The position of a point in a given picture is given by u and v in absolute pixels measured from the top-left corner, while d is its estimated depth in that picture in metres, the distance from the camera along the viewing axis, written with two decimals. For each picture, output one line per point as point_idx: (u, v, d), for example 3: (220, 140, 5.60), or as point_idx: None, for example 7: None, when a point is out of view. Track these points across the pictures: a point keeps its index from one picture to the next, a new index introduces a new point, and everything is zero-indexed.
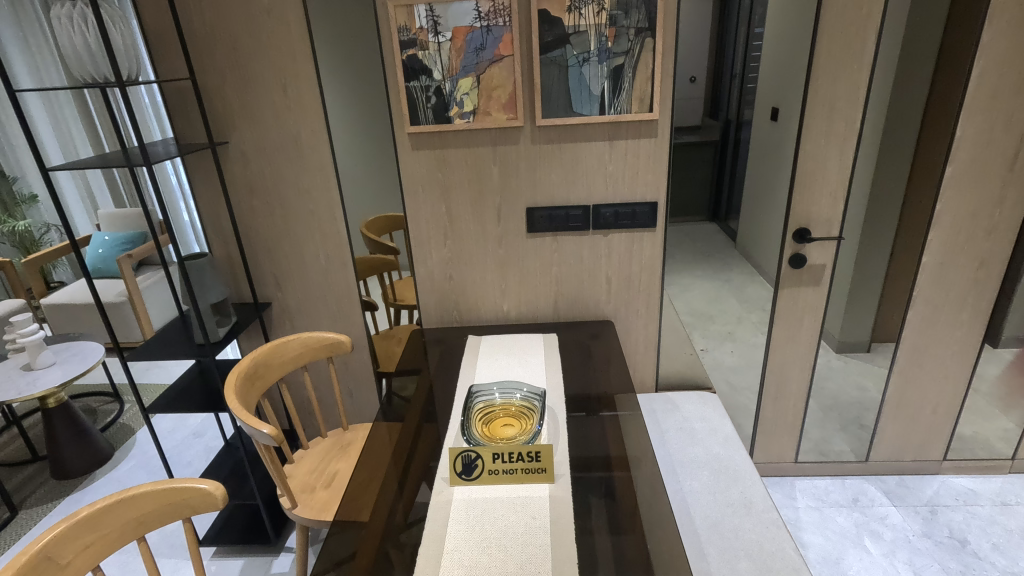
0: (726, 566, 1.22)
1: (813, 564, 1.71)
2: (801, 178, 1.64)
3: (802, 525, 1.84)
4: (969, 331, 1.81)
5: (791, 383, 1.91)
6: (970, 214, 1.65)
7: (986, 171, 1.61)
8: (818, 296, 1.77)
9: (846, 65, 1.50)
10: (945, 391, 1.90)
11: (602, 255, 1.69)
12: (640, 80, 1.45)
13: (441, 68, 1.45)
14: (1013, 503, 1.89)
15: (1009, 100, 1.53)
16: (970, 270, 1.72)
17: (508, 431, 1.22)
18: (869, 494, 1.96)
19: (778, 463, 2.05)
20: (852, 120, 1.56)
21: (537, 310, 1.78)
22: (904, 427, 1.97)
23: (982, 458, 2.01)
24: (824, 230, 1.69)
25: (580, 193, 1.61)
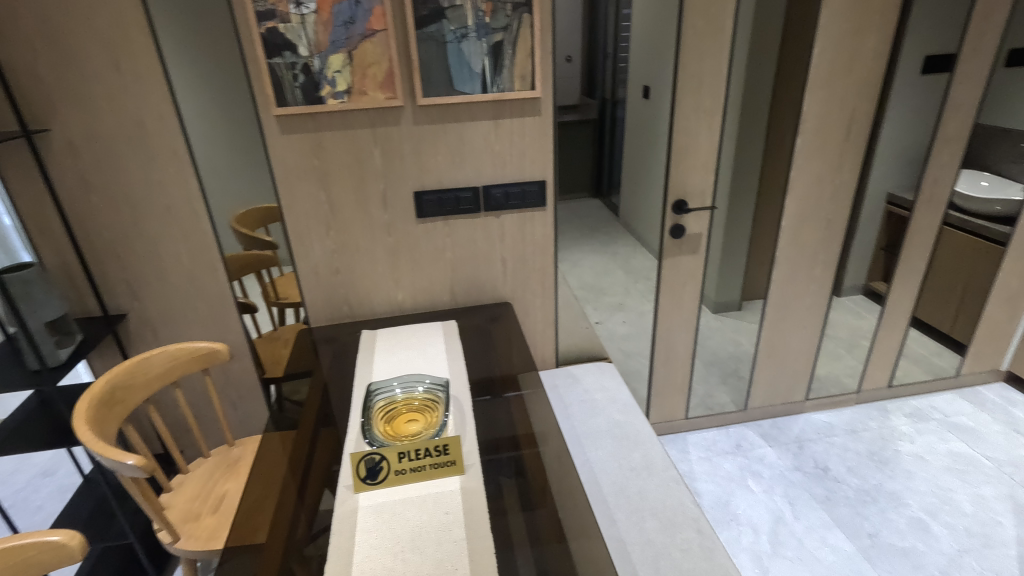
0: (635, 527, 1.26)
1: (707, 510, 1.85)
2: (676, 153, 1.73)
3: (696, 475, 1.99)
4: (821, 284, 2.03)
5: (678, 347, 2.04)
6: (817, 180, 1.85)
7: (828, 141, 1.80)
8: (697, 263, 1.89)
9: (708, 44, 1.59)
10: (805, 339, 2.13)
11: (494, 237, 1.67)
12: (520, 56, 1.43)
13: (307, 43, 1.32)
14: (861, 429, 2.19)
15: (842, 77, 1.71)
16: (820, 230, 1.93)
17: (412, 427, 1.16)
18: (749, 439, 2.17)
19: (671, 421, 2.19)
20: (717, 97, 1.66)
21: (432, 298, 1.73)
22: (774, 375, 2.19)
23: (834, 393, 2.31)
24: (699, 201, 1.80)
25: (469, 174, 1.57)
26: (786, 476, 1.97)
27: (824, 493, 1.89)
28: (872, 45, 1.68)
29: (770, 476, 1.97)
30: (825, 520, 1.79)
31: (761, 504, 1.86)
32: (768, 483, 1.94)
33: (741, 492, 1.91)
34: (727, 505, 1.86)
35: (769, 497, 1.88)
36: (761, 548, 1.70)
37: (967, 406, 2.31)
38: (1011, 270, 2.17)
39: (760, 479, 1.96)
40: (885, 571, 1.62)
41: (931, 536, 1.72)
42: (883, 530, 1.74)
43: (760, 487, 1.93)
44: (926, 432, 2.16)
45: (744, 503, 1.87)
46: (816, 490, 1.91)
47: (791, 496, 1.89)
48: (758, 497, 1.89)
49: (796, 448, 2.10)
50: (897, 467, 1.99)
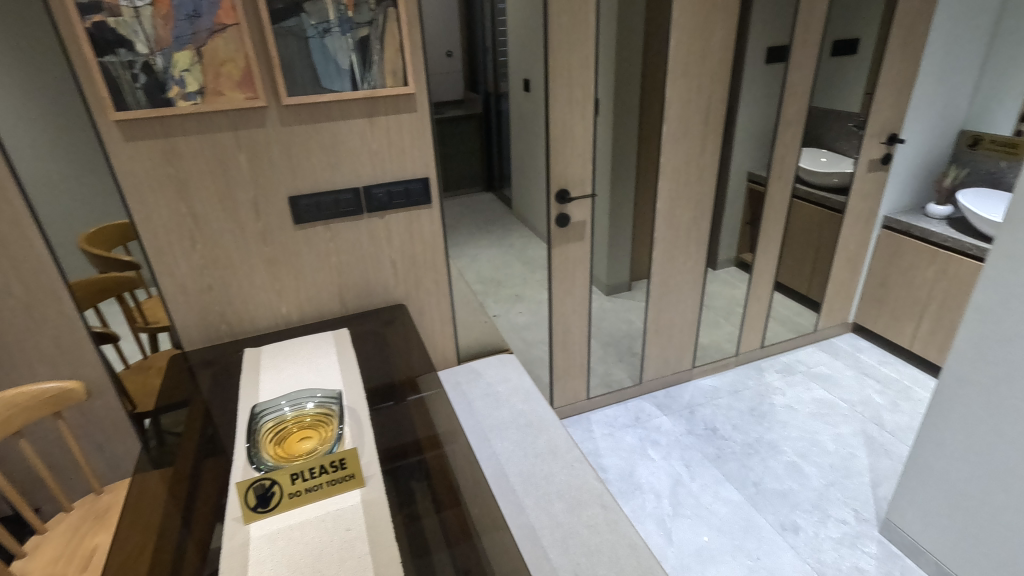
0: (543, 512, 1.28)
1: (612, 483, 1.94)
2: (554, 144, 1.77)
3: (601, 452, 2.08)
4: (696, 260, 2.20)
5: (574, 331, 2.11)
6: (684, 163, 1.99)
7: (690, 127, 1.94)
8: (584, 248, 1.97)
9: (575, 38, 1.65)
10: (688, 312, 2.30)
11: (381, 239, 1.62)
12: (389, 52, 1.39)
13: (145, 39, 1.19)
14: (741, 389, 2.41)
15: (696, 67, 1.85)
16: (690, 209, 2.09)
17: (306, 445, 1.10)
18: (646, 410, 2.30)
19: (574, 403, 2.27)
20: (587, 88, 1.73)
21: (321, 306, 1.65)
22: (664, 348, 2.34)
23: (716, 358, 2.51)
24: (580, 189, 1.87)
25: (347, 175, 1.50)
26: (681, 441, 2.12)
27: (715, 451, 2.05)
28: (718, 38, 1.83)
29: (667, 442, 2.11)
30: (716, 476, 1.94)
31: (661, 470, 1.98)
32: (665, 450, 2.07)
33: (643, 462, 2.02)
34: (631, 476, 1.96)
35: (668, 463, 2.01)
36: (663, 511, 1.82)
37: (825, 357, 2.61)
38: (849, 234, 2.48)
39: (659, 447, 2.09)
40: (768, 513, 1.79)
41: (803, 476, 1.93)
42: (765, 478, 1.93)
43: (659, 454, 2.05)
44: (794, 384, 2.42)
45: (646, 471, 1.98)
46: (708, 449, 2.07)
47: (687, 459, 2.03)
48: (658, 464, 2.01)
49: (688, 414, 2.26)
50: (773, 419, 2.21)
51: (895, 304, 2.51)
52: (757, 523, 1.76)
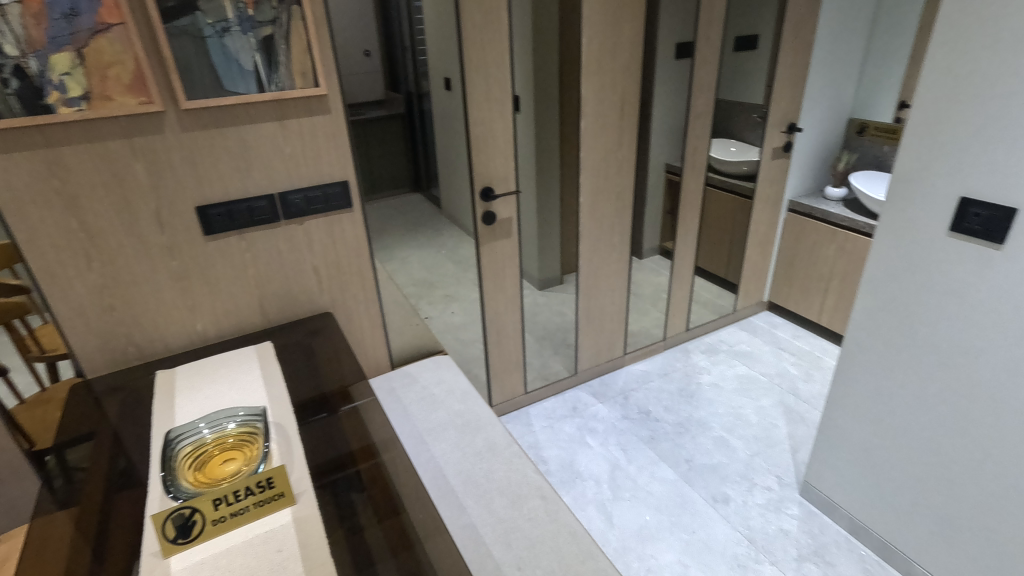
0: (484, 510, 1.28)
1: (554, 474, 1.98)
2: (476, 142, 1.77)
3: (541, 444, 2.11)
4: (621, 250, 2.27)
5: (508, 327, 2.12)
6: (603, 157, 2.05)
7: (607, 121, 1.99)
8: (512, 245, 1.98)
9: (489, 35, 1.65)
10: (616, 301, 2.37)
11: (301, 246, 1.56)
12: (295, 51, 1.34)
13: (14, 39, 1.07)
14: (670, 371, 2.51)
15: (609, 64, 1.91)
16: (612, 202, 2.15)
17: (229, 467, 1.04)
18: (583, 400, 2.35)
19: (513, 399, 2.29)
20: (504, 86, 1.75)
21: (241, 320, 1.57)
22: (596, 338, 2.40)
23: (646, 344, 2.61)
24: (504, 186, 1.88)
25: (259, 181, 1.44)
26: (617, 426, 2.18)
27: (649, 434, 2.13)
28: (627, 35, 1.90)
29: (604, 429, 2.17)
30: (652, 457, 2.02)
31: (599, 457, 2.03)
32: (603, 437, 2.13)
33: (582, 450, 2.07)
34: (571, 465, 2.00)
35: (605, 449, 2.07)
36: (603, 496, 1.87)
37: (745, 335, 2.78)
38: (759, 218, 2.64)
39: (596, 434, 2.14)
40: (701, 488, 1.88)
41: (730, 449, 2.04)
42: (696, 454, 2.02)
43: (597, 441, 2.11)
44: (719, 363, 2.56)
45: (585, 459, 2.03)
46: (642, 432, 2.14)
47: (623, 443, 2.09)
48: (597, 451, 2.06)
49: (622, 400, 2.33)
50: (701, 398, 2.32)
51: (803, 281, 2.70)
52: (691, 497, 1.85)
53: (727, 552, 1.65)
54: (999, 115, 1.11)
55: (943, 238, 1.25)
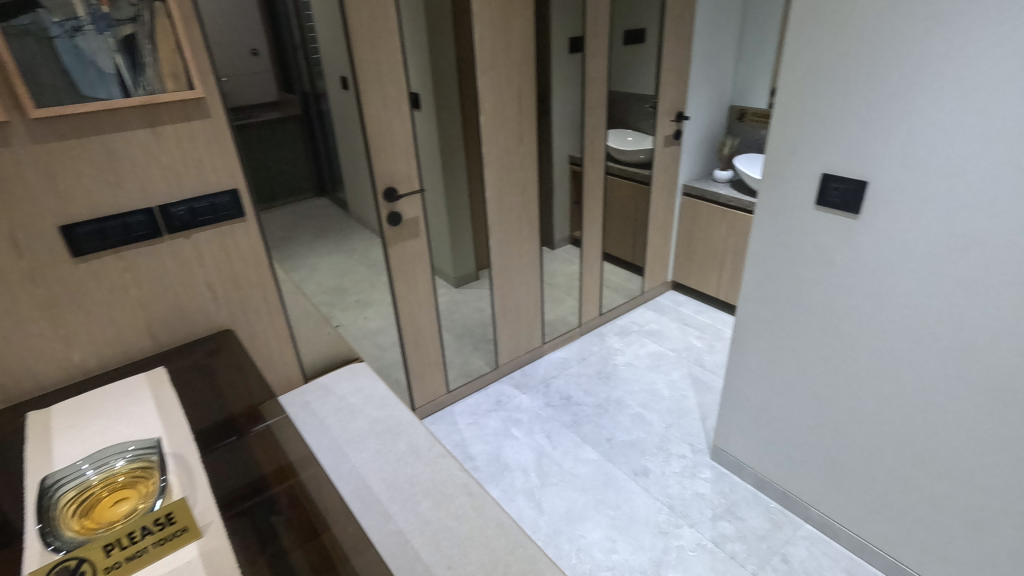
0: (410, 514, 1.26)
1: (482, 469, 1.98)
2: (374, 142, 1.73)
3: (467, 442, 2.11)
4: (531, 242, 2.31)
5: (424, 327, 2.10)
6: (505, 152, 2.07)
7: (506, 116, 2.01)
8: (421, 244, 1.96)
9: (378, 32, 1.61)
10: (531, 292, 2.41)
11: (190, 261, 1.45)
12: (163, 52, 1.24)
13: None
14: (588, 356, 2.60)
15: (503, 59, 1.93)
16: (518, 195, 2.18)
17: (122, 508, 0.95)
18: (506, 393, 2.38)
19: (436, 399, 2.26)
20: (399, 83, 1.72)
21: (127, 347, 1.43)
22: (514, 330, 2.43)
23: (563, 331, 2.68)
24: (408, 185, 1.85)
25: (133, 194, 1.32)
26: (540, 414, 2.23)
27: (571, 418, 2.20)
28: (518, 30, 1.93)
29: (528, 419, 2.21)
30: (575, 440, 2.08)
31: (525, 446, 2.07)
32: (527, 427, 2.17)
33: (508, 442, 2.09)
34: (498, 458, 2.02)
35: (531, 438, 2.11)
36: (531, 484, 1.90)
37: (654, 315, 2.93)
38: (658, 203, 2.78)
39: (521, 425, 2.18)
40: (623, 464, 1.96)
41: (647, 424, 2.15)
42: (616, 433, 2.11)
43: (522, 432, 2.14)
44: (632, 343, 2.68)
45: (512, 450, 2.05)
46: (565, 417, 2.20)
47: (547, 430, 2.14)
48: (522, 441, 2.09)
49: (544, 388, 2.39)
50: (617, 378, 2.43)
51: (701, 260, 2.89)
52: (614, 474, 1.92)
53: (650, 521, 1.74)
54: (848, 99, 1.24)
55: (811, 211, 1.38)
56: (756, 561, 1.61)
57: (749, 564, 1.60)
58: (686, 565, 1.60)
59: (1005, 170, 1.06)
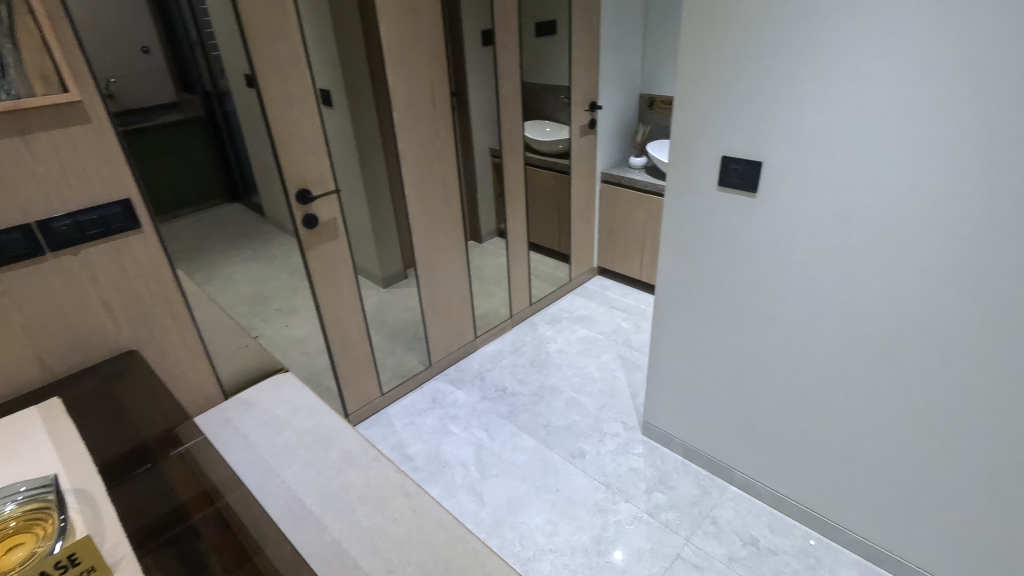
0: (346, 523, 1.22)
1: (421, 468, 1.97)
2: (282, 142, 1.65)
3: (405, 442, 2.08)
4: (456, 236, 2.30)
5: (351, 331, 2.04)
6: (422, 147, 2.04)
7: (420, 111, 1.99)
8: (340, 246, 1.90)
9: (276, 27, 1.54)
10: (459, 287, 2.40)
11: (82, 280, 1.33)
12: (29, 52, 1.13)
13: None
14: (520, 346, 2.63)
15: (412, 53, 1.89)
16: (439, 190, 2.16)
17: (14, 554, 0.85)
18: (441, 389, 2.37)
19: (370, 403, 2.21)
20: (304, 80, 1.65)
21: (14, 378, 1.30)
22: (445, 327, 2.41)
23: (495, 324, 2.70)
24: (322, 186, 1.79)
25: (5, 210, 1.19)
26: (477, 408, 2.24)
27: (508, 409, 2.22)
28: (426, 24, 1.90)
29: (465, 414, 2.21)
30: (513, 430, 2.11)
31: (464, 441, 2.07)
32: (465, 421, 2.17)
33: (446, 439, 2.09)
34: (437, 455, 2.01)
35: (468, 433, 2.11)
36: (472, 478, 1.91)
37: (582, 301, 3.00)
38: (579, 191, 2.85)
39: (458, 421, 2.17)
40: (559, 448, 2.01)
41: (580, 407, 2.21)
42: (552, 418, 2.15)
43: (460, 427, 2.14)
44: (562, 330, 2.74)
45: (451, 447, 2.05)
46: (502, 408, 2.22)
47: (485, 423, 2.15)
48: (461, 436, 2.09)
49: (479, 381, 2.40)
50: (550, 365, 2.47)
51: (623, 244, 2.99)
52: (552, 459, 1.96)
53: (588, 500, 1.80)
54: (740, 84, 1.31)
55: (714, 192, 1.46)
56: (688, 526, 1.70)
57: (681, 530, 1.69)
58: (623, 538, 1.67)
59: (875, 146, 1.17)
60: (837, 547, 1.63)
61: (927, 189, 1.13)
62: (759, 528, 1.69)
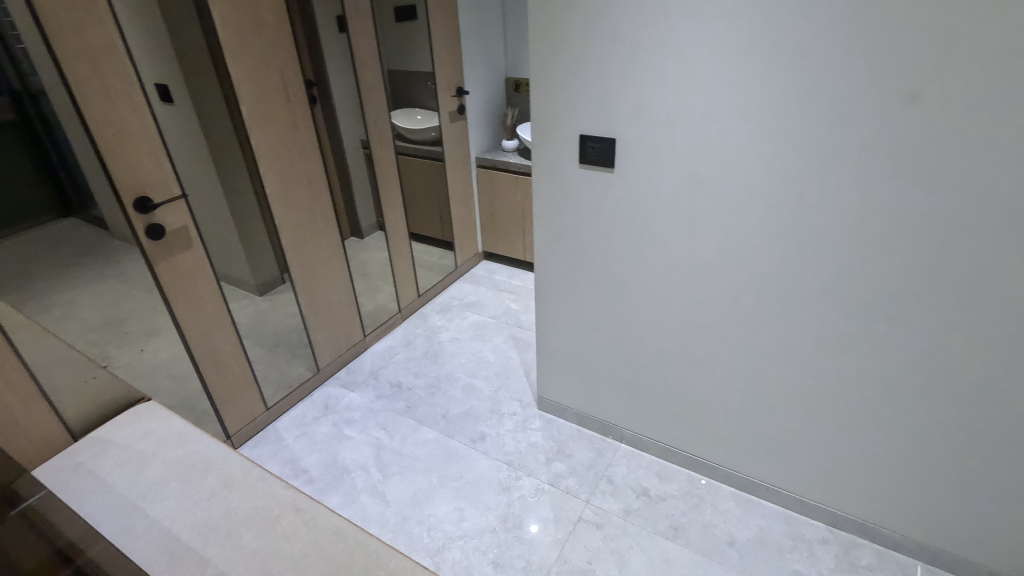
0: (231, 551, 1.10)
1: (318, 479, 1.88)
2: (109, 146, 1.46)
3: (298, 455, 1.97)
4: (330, 234, 2.19)
5: (223, 347, 1.88)
6: (280, 143, 1.91)
7: (272, 104, 1.85)
8: (197, 256, 1.74)
9: (82, 15, 1.35)
10: (341, 287, 2.30)
11: None
12: None
13: None
14: (413, 339, 2.59)
15: (255, 41, 1.76)
16: (305, 187, 2.04)
17: None
18: (333, 394, 2.27)
19: (255, 420, 2.06)
20: (127, 75, 1.47)
21: None
22: (331, 329, 2.31)
23: (383, 320, 2.63)
24: (165, 192, 1.62)
25: None
26: (372, 408, 2.18)
27: (404, 404, 2.19)
28: (268, 10, 1.77)
29: (360, 416, 2.14)
30: (412, 424, 2.08)
31: (362, 444, 2.01)
32: (361, 423, 2.10)
33: (342, 445, 2.01)
34: (334, 463, 1.93)
35: (366, 434, 2.05)
36: (373, 480, 1.86)
37: (471, 286, 3.02)
38: (456, 178, 2.84)
39: (354, 424, 2.10)
40: (460, 435, 2.02)
41: (477, 391, 2.23)
42: (450, 407, 2.15)
43: (356, 430, 2.07)
44: (453, 318, 2.74)
45: (348, 452, 1.97)
46: (398, 404, 2.19)
47: (382, 422, 2.11)
48: (358, 439, 2.03)
49: (373, 380, 2.33)
50: (444, 355, 2.47)
51: (505, 227, 3.04)
52: (453, 447, 1.97)
53: (492, 481, 1.83)
54: (587, 65, 1.37)
55: (577, 170, 1.52)
56: (586, 489, 1.79)
57: (581, 494, 1.77)
58: (528, 511, 1.72)
59: (708, 117, 1.28)
60: (715, 484, 1.80)
61: (755, 154, 1.26)
62: (649, 479, 1.82)
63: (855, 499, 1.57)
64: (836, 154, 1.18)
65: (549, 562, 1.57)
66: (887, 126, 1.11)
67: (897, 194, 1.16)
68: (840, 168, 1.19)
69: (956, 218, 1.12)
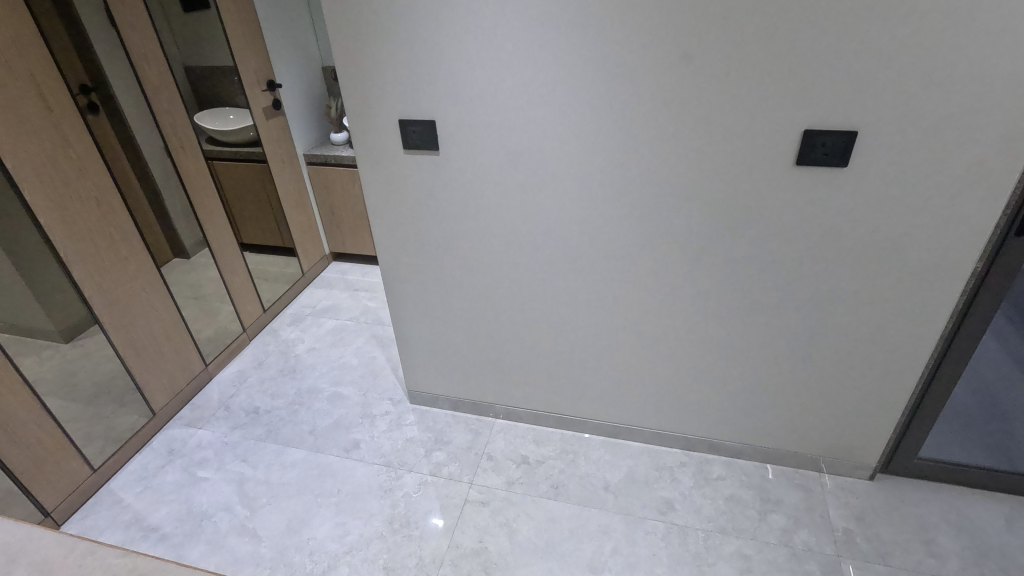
0: None
1: (172, 533, 1.67)
2: None
3: (144, 513, 1.74)
4: (140, 260, 1.92)
5: (19, 412, 1.58)
6: (48, 162, 1.61)
7: (27, 117, 1.55)
8: None
9: None
10: (165, 317, 2.04)
11: None
12: None
13: None
14: (264, 359, 2.39)
15: None
16: (94, 211, 1.75)
17: None
18: (177, 437, 2.03)
19: (80, 488, 1.77)
20: None
21: None
22: (162, 367, 2.04)
23: (226, 344, 2.39)
24: None
25: None
26: (227, 441, 1.98)
27: (265, 429, 2.02)
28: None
29: (214, 453, 1.94)
30: (276, 449, 1.93)
31: (221, 483, 1.82)
32: (217, 461, 1.90)
33: (197, 489, 1.81)
34: (191, 511, 1.73)
35: (224, 472, 1.86)
36: (239, 519, 1.70)
37: (323, 291, 2.86)
38: (284, 180, 2.63)
39: (208, 463, 1.90)
40: (331, 447, 1.92)
41: (343, 399, 2.13)
42: (316, 421, 2.03)
43: (212, 469, 1.87)
44: (308, 328, 2.57)
45: (205, 495, 1.78)
46: (257, 431, 2.01)
47: (241, 453, 1.93)
48: (216, 478, 1.84)
49: (225, 412, 2.12)
50: (303, 368, 2.31)
51: (350, 223, 2.90)
52: (326, 462, 1.86)
53: (372, 487, 1.77)
54: (392, 48, 1.32)
55: (403, 157, 1.48)
56: (469, 471, 1.80)
57: (464, 477, 1.78)
58: (415, 508, 1.69)
59: (520, 91, 1.31)
60: (586, 436, 1.92)
61: (567, 124, 1.33)
62: (527, 447, 1.89)
63: (701, 421, 1.77)
64: (637, 116, 1.28)
65: (442, 552, 1.56)
66: (674, 87, 1.22)
67: (691, 148, 1.29)
68: (649, 121, 1.28)
69: (755, 150, 1.26)
